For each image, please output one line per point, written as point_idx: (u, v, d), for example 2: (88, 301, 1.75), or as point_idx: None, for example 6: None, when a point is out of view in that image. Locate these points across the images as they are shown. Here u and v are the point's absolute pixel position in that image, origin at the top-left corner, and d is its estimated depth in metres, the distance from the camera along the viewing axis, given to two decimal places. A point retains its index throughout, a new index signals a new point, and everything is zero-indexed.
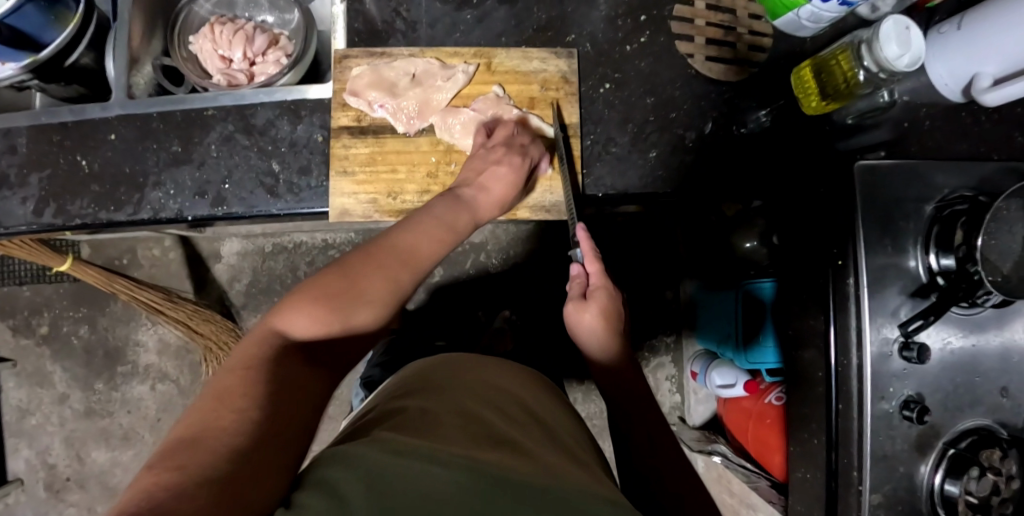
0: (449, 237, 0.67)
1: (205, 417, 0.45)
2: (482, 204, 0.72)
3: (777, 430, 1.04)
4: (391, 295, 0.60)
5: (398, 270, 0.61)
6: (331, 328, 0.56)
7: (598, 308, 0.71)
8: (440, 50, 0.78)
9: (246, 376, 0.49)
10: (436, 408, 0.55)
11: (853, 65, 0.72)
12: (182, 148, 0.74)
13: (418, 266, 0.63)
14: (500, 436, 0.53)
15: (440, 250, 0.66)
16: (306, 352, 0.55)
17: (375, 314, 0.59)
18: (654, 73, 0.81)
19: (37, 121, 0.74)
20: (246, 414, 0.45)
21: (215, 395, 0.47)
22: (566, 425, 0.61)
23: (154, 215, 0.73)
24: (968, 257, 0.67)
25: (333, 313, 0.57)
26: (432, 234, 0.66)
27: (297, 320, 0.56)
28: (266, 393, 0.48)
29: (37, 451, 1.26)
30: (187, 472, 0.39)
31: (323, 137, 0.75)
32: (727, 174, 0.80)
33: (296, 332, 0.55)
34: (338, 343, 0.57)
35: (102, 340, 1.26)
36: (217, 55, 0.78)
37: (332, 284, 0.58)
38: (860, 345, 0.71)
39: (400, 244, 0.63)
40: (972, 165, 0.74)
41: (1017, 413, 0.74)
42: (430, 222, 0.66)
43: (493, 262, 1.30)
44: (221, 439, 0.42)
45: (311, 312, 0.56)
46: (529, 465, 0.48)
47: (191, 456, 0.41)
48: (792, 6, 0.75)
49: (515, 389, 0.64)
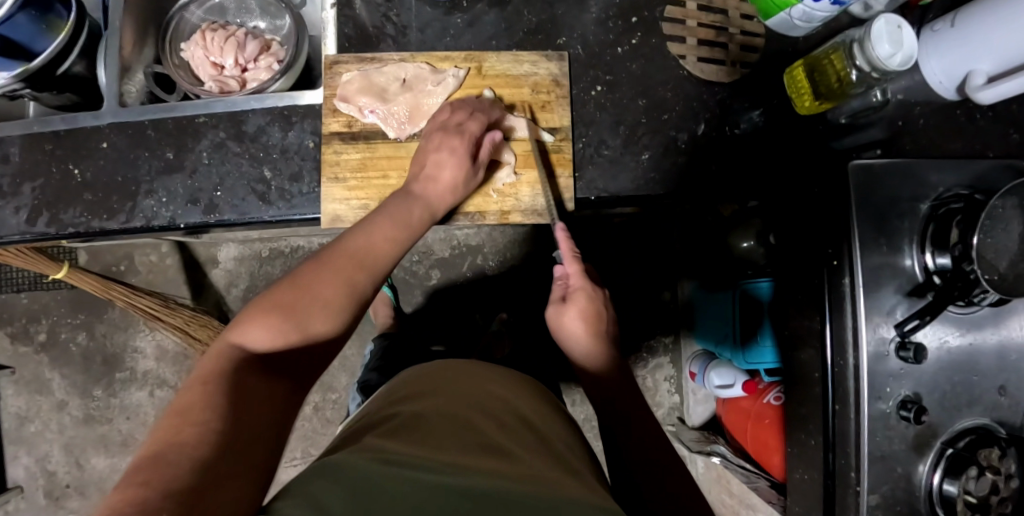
0: (404, 235, 0.67)
1: (165, 433, 0.43)
2: (434, 195, 0.71)
3: (776, 431, 1.03)
4: (350, 296, 0.60)
5: (353, 271, 0.61)
6: (290, 338, 0.55)
7: (579, 311, 0.71)
8: (431, 55, 0.78)
9: (204, 391, 0.46)
10: (427, 415, 0.55)
11: (846, 64, 0.71)
12: (174, 156, 0.74)
13: (370, 266, 0.63)
14: (488, 443, 0.53)
15: (395, 247, 0.66)
16: (267, 363, 0.53)
17: (333, 318, 0.58)
18: (646, 75, 0.81)
19: (30, 131, 0.74)
20: (207, 426, 0.43)
21: (174, 412, 0.45)
22: (558, 431, 0.61)
23: (147, 224, 0.73)
24: (963, 255, 0.67)
25: (289, 322, 0.55)
26: (385, 231, 0.66)
27: (253, 333, 0.54)
28: (226, 406, 0.46)
29: (37, 458, 1.26)
30: (149, 486, 0.38)
31: (315, 143, 0.75)
32: (721, 174, 0.80)
33: (254, 344, 0.53)
34: (302, 352, 0.55)
35: (100, 347, 1.26)
36: (208, 62, 0.78)
37: (285, 293, 0.57)
38: (856, 345, 0.71)
39: (352, 246, 0.63)
40: (966, 163, 0.74)
41: (1016, 412, 0.73)
42: (382, 220, 0.66)
43: (490, 265, 1.30)
44: (186, 451, 0.41)
45: (265, 323, 0.54)
46: (515, 477, 0.48)
47: (157, 469, 0.39)
48: (784, 5, 0.75)
49: (508, 397, 0.63)
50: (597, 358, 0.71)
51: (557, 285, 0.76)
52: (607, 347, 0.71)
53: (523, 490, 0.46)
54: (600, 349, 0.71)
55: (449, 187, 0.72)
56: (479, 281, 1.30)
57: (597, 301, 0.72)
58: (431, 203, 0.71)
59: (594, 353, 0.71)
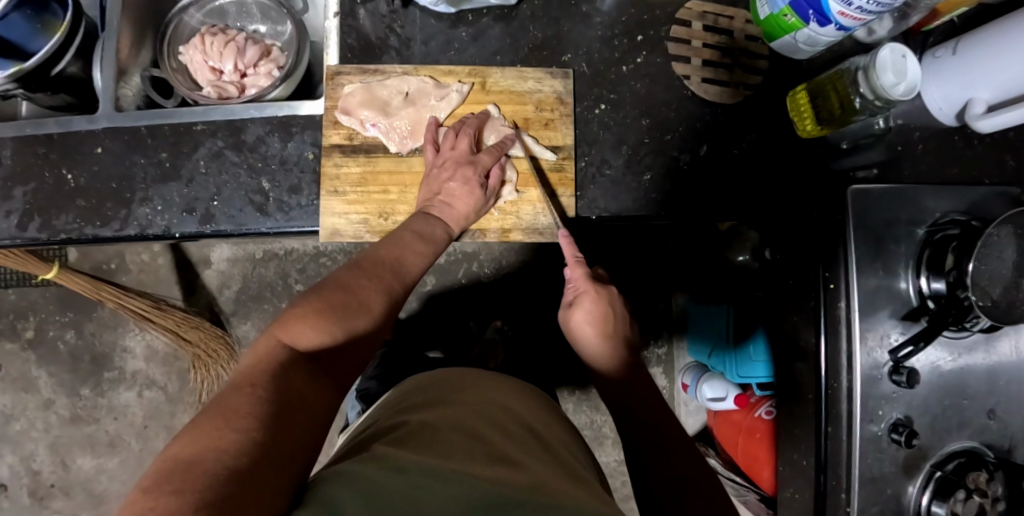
0: (428, 252, 0.70)
1: (208, 436, 0.42)
2: (452, 218, 0.73)
3: (766, 446, 1.04)
4: (387, 303, 0.63)
5: (390, 278, 0.64)
6: (335, 336, 0.57)
7: (586, 313, 0.71)
8: (435, 69, 0.78)
9: (252, 394, 0.47)
10: (436, 424, 0.55)
11: (850, 91, 0.71)
12: (171, 163, 0.73)
13: (403, 276, 0.66)
14: (496, 448, 0.53)
15: (422, 262, 0.69)
16: (314, 363, 0.54)
17: (373, 322, 0.61)
18: (649, 94, 0.81)
19: (22, 133, 0.72)
20: (249, 434, 0.43)
21: (218, 413, 0.44)
22: (560, 438, 0.61)
23: (141, 232, 0.72)
24: (958, 281, 0.67)
25: (333, 322, 0.57)
26: (411, 247, 0.68)
27: (299, 331, 0.55)
28: (272, 413, 0.46)
29: (21, 457, 1.24)
30: (186, 496, 0.38)
31: (314, 155, 0.74)
32: (722, 194, 0.80)
33: (301, 344, 0.55)
34: (345, 354, 0.57)
35: (89, 346, 1.25)
36: (207, 67, 0.77)
37: (330, 295, 0.59)
38: (850, 368, 0.71)
39: (384, 255, 0.66)
40: (963, 189, 0.75)
41: (1004, 435, 0.74)
42: (408, 237, 0.68)
43: (485, 272, 1.30)
44: (221, 458, 0.41)
45: (312, 323, 0.56)
46: (526, 486, 0.48)
47: (193, 478, 0.39)
48: (790, 29, 0.74)
49: (518, 406, 0.63)
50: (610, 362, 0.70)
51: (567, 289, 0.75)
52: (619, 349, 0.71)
53: (535, 501, 0.45)
54: (614, 350, 0.71)
55: (463, 213, 0.73)
56: (474, 289, 1.30)
57: (605, 300, 0.71)
58: (449, 225, 0.73)
59: (605, 354, 0.70)
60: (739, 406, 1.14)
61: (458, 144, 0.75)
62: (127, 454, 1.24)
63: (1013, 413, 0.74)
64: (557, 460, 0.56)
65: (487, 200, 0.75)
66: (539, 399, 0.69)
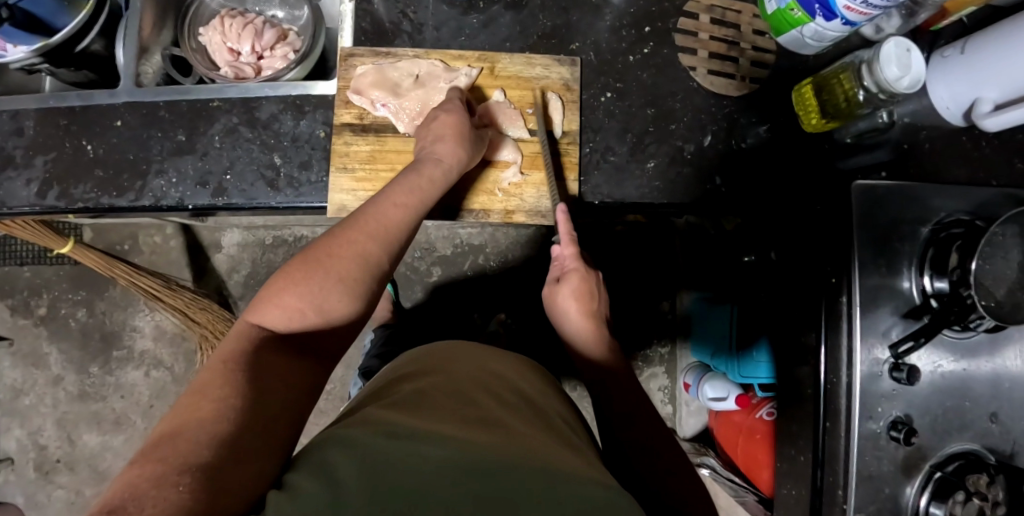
0: (417, 203, 0.67)
1: (186, 411, 0.45)
2: (445, 153, 0.71)
3: (765, 447, 1.03)
4: (365, 272, 0.60)
5: (367, 244, 0.61)
6: (306, 316, 0.56)
7: (571, 291, 0.77)
8: (445, 53, 0.79)
9: (227, 369, 0.49)
10: (431, 392, 0.56)
11: (853, 84, 0.73)
12: (186, 137, 0.75)
13: (388, 238, 0.63)
14: (489, 415, 0.54)
15: (409, 213, 0.66)
16: (290, 343, 0.55)
17: (348, 294, 0.58)
18: (655, 85, 0.82)
19: (45, 105, 0.75)
20: (228, 402, 0.46)
21: (196, 391, 0.47)
22: (557, 408, 0.61)
23: (155, 203, 0.74)
24: (961, 280, 0.67)
25: (304, 302, 0.56)
26: (395, 199, 0.66)
27: (269, 314, 0.56)
28: (246, 382, 0.48)
29: (29, 431, 1.26)
30: (169, 462, 0.40)
31: (325, 133, 0.76)
32: (727, 188, 0.81)
33: (276, 326, 0.56)
34: (320, 331, 0.57)
35: (99, 324, 1.27)
36: (225, 47, 0.79)
37: (300, 269, 0.58)
38: (850, 364, 0.71)
39: (366, 214, 0.64)
40: (970, 190, 0.74)
41: (1006, 440, 0.73)
42: (393, 191, 0.66)
43: (491, 265, 1.31)
44: (203, 427, 0.43)
45: (283, 303, 0.56)
46: (516, 449, 0.49)
47: (177, 448, 0.41)
48: (796, 23, 0.76)
49: (510, 374, 0.64)
50: (594, 343, 0.75)
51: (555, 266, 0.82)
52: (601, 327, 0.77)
53: (522, 463, 0.46)
54: (594, 329, 0.76)
55: (455, 142, 0.71)
56: (480, 281, 1.31)
57: (589, 280, 0.78)
58: (442, 160, 0.70)
59: (591, 334, 0.76)
60: (740, 407, 1.13)
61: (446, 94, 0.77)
62: (131, 432, 1.26)
63: (1015, 417, 0.74)
64: (550, 428, 0.56)
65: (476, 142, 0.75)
66: (537, 370, 0.70)
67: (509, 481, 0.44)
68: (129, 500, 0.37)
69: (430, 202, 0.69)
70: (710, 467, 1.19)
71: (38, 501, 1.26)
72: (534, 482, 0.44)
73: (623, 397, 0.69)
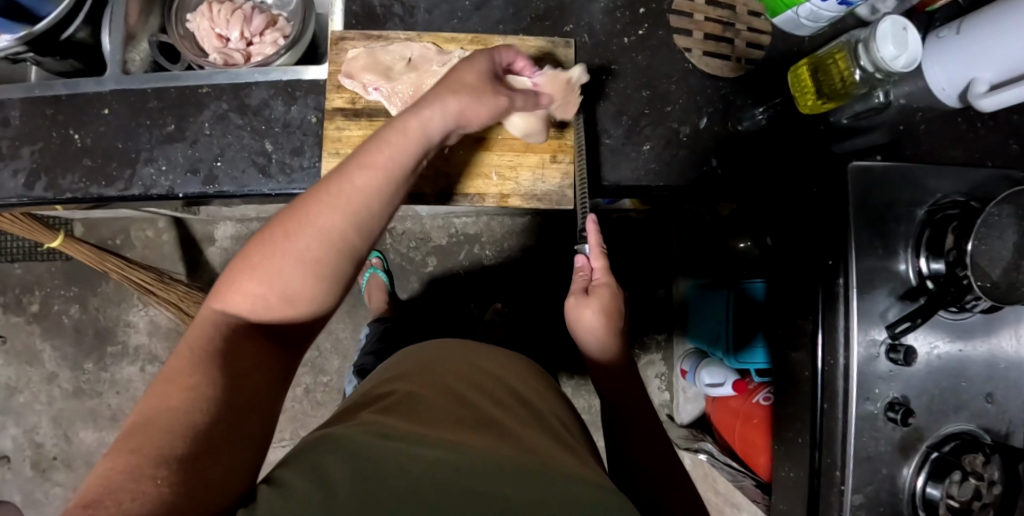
0: (393, 165, 0.58)
1: (157, 398, 0.44)
2: (433, 106, 0.62)
3: (762, 431, 1.02)
4: (331, 252, 0.53)
5: (331, 218, 0.54)
6: (271, 302, 0.52)
7: (598, 307, 0.71)
8: (437, 36, 0.78)
9: (194, 355, 0.47)
10: (423, 394, 0.55)
11: (850, 65, 0.72)
12: (176, 126, 0.74)
13: (354, 209, 0.55)
14: (484, 417, 0.53)
15: (394, 175, 0.58)
16: (258, 329, 0.52)
17: (312, 277, 0.53)
18: (651, 66, 0.81)
19: (31, 94, 0.74)
20: (200, 390, 0.45)
21: (166, 376, 0.46)
22: (550, 406, 0.61)
23: (145, 192, 0.73)
24: (957, 261, 0.68)
25: (266, 289, 0.52)
26: (370, 160, 0.58)
27: (233, 299, 0.52)
28: (218, 367, 0.47)
29: (25, 429, 1.25)
30: (143, 452, 0.40)
31: (317, 118, 0.75)
32: (724, 171, 0.80)
33: (240, 311, 0.52)
34: (285, 318, 0.53)
35: (93, 320, 1.26)
36: (214, 34, 0.77)
37: (261, 250, 0.53)
38: (848, 345, 0.71)
39: (331, 185, 0.55)
40: (966, 171, 0.74)
41: (1002, 419, 0.74)
42: (374, 152, 0.58)
43: (486, 254, 1.30)
44: (177, 417, 0.42)
45: (243, 291, 0.52)
46: (513, 451, 0.48)
47: (150, 437, 0.41)
48: (792, 3, 0.76)
49: (501, 373, 0.63)
50: (609, 350, 0.71)
51: (579, 277, 0.75)
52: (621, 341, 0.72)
53: (520, 465, 0.46)
54: (613, 341, 0.71)
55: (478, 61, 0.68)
56: (475, 270, 1.31)
57: (618, 297, 0.72)
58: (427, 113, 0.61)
59: (608, 342, 0.71)
60: (737, 392, 1.13)
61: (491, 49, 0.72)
62: None
63: (1010, 397, 0.74)
64: (543, 427, 0.56)
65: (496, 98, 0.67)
66: (531, 369, 0.69)
67: (508, 484, 0.44)
68: (105, 494, 0.37)
69: (410, 162, 0.59)
70: (708, 452, 1.19)
71: (35, 499, 1.25)
72: (534, 487, 0.44)
73: (621, 384, 0.70)
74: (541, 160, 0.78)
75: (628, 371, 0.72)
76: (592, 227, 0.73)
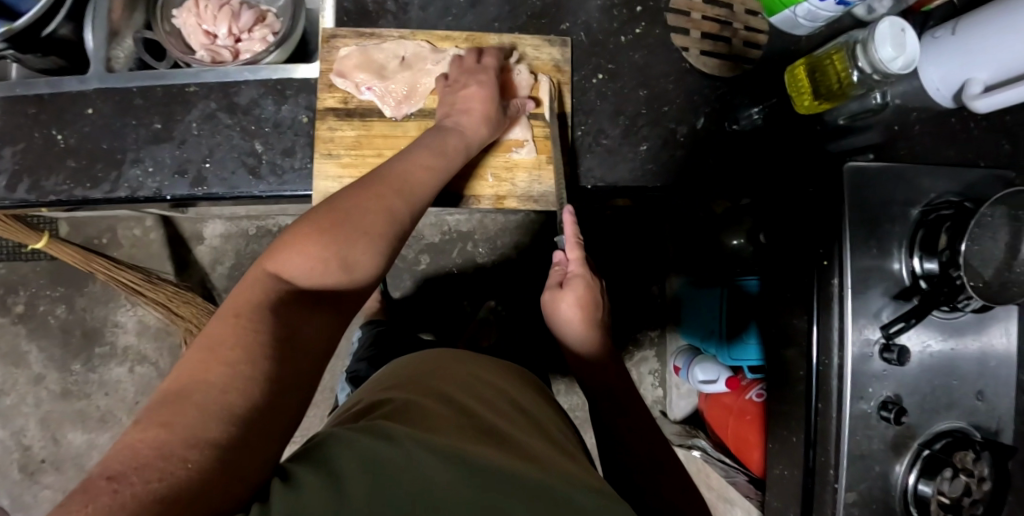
0: (441, 165, 0.67)
1: (192, 368, 0.43)
2: (468, 126, 0.71)
3: (755, 429, 1.04)
4: (390, 229, 0.59)
5: (395, 201, 0.60)
6: (330, 266, 0.54)
7: (575, 300, 0.69)
8: (432, 34, 0.77)
9: (237, 324, 0.46)
10: (424, 401, 0.54)
11: (848, 65, 0.71)
12: (163, 125, 0.72)
13: (412, 196, 0.62)
14: (486, 427, 0.52)
15: (433, 177, 0.65)
16: (309, 296, 0.53)
17: (373, 246, 0.57)
18: (647, 65, 0.80)
19: (12, 93, 0.72)
20: (237, 369, 0.43)
21: (205, 346, 0.45)
22: (549, 416, 0.61)
23: (132, 194, 0.71)
24: (951, 261, 0.67)
25: (330, 251, 0.54)
26: (421, 161, 0.65)
27: (292, 262, 0.53)
28: (261, 342, 0.46)
29: (11, 432, 1.23)
30: (173, 430, 0.39)
31: (309, 118, 0.74)
32: (721, 171, 0.80)
33: (295, 276, 0.53)
34: (341, 284, 0.55)
35: (80, 320, 1.24)
36: (201, 30, 0.75)
37: (330, 218, 0.56)
38: (841, 345, 0.70)
39: (391, 174, 0.62)
40: (960, 171, 0.74)
41: (992, 417, 0.74)
42: (421, 153, 0.66)
43: (480, 251, 1.29)
44: (210, 397, 0.41)
45: (307, 253, 0.54)
46: (518, 462, 0.47)
47: (181, 414, 0.40)
48: (790, 3, 0.75)
49: (503, 384, 0.62)
50: (593, 344, 0.70)
51: (555, 271, 0.74)
52: (601, 334, 0.71)
53: (525, 474, 0.45)
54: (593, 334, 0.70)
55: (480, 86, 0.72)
56: (468, 269, 1.30)
57: (595, 289, 0.71)
58: (466, 134, 0.70)
59: (590, 338, 0.70)
60: (730, 389, 1.13)
61: (485, 60, 0.74)
62: (118, 429, 1.24)
63: (1000, 395, 0.74)
64: (546, 436, 0.55)
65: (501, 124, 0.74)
66: (527, 379, 0.69)
67: (514, 495, 0.42)
68: (131, 469, 0.36)
69: (453, 168, 0.68)
70: (702, 450, 1.20)
71: (24, 502, 1.24)
72: (539, 500, 0.43)
73: (613, 388, 0.69)
74: (537, 162, 0.77)
75: (613, 365, 0.71)
76: (567, 219, 0.72)
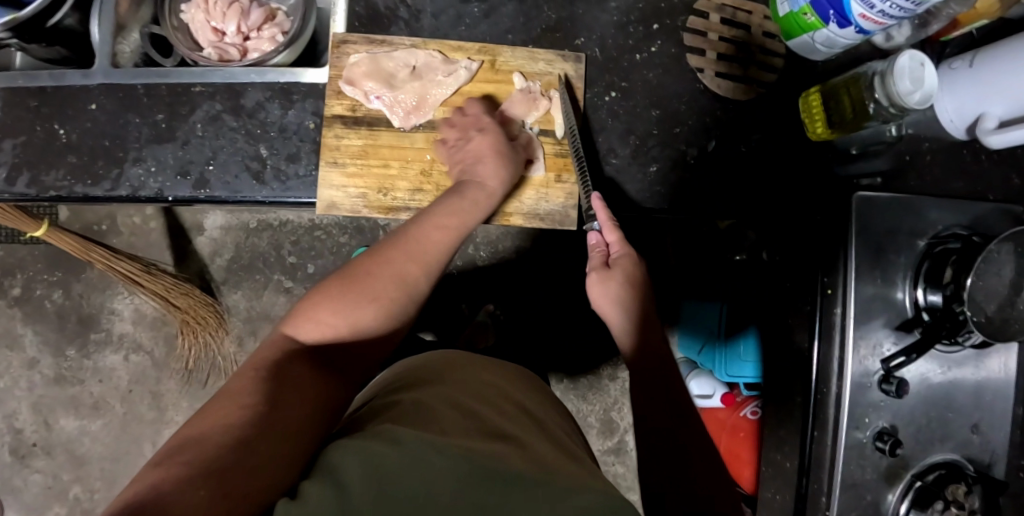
0: (459, 226, 0.67)
1: (213, 415, 0.44)
2: (486, 176, 0.71)
3: (748, 445, 1.06)
4: (403, 295, 0.61)
5: (408, 266, 0.62)
6: (339, 330, 0.57)
7: (623, 277, 0.70)
8: (443, 43, 0.76)
9: (253, 377, 0.49)
10: (430, 403, 0.54)
11: (865, 95, 0.70)
12: (167, 124, 0.71)
13: (430, 261, 0.64)
14: (490, 428, 0.52)
15: (449, 240, 0.66)
16: (319, 356, 0.55)
17: (383, 313, 0.59)
18: (660, 85, 0.79)
19: (13, 84, 0.71)
20: (255, 409, 0.45)
21: (226, 396, 0.46)
22: (554, 420, 0.60)
23: (132, 193, 0.70)
24: (955, 296, 0.67)
25: (338, 316, 0.57)
26: (438, 221, 0.66)
27: (304, 326, 0.57)
28: (274, 394, 0.47)
29: (3, 415, 1.23)
30: (192, 464, 0.38)
31: (315, 124, 0.73)
32: (728, 191, 0.79)
33: (306, 338, 0.56)
34: (351, 345, 0.57)
35: (77, 306, 1.23)
36: (209, 27, 0.74)
37: (342, 286, 0.59)
38: (840, 375, 0.70)
39: (406, 239, 0.64)
40: (968, 203, 0.73)
41: (987, 451, 0.73)
42: (438, 215, 0.66)
43: (481, 255, 1.29)
44: (226, 433, 0.42)
45: (317, 318, 0.57)
46: (523, 461, 0.46)
47: (196, 452, 0.40)
48: (808, 28, 0.73)
49: (509, 388, 0.62)
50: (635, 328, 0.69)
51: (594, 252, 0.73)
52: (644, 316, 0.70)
53: (529, 473, 0.44)
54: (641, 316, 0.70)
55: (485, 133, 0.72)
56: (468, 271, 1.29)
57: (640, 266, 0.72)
58: (486, 184, 0.70)
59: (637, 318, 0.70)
60: (725, 405, 1.12)
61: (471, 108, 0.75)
62: (110, 417, 1.24)
63: (997, 430, 0.73)
64: (550, 438, 0.55)
65: (516, 160, 0.74)
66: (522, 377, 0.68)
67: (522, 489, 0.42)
68: (151, 499, 0.35)
69: (474, 226, 0.69)
70: None
71: (14, 485, 1.23)
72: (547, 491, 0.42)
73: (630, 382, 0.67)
74: (546, 178, 0.77)
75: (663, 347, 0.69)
76: (599, 203, 0.71)
